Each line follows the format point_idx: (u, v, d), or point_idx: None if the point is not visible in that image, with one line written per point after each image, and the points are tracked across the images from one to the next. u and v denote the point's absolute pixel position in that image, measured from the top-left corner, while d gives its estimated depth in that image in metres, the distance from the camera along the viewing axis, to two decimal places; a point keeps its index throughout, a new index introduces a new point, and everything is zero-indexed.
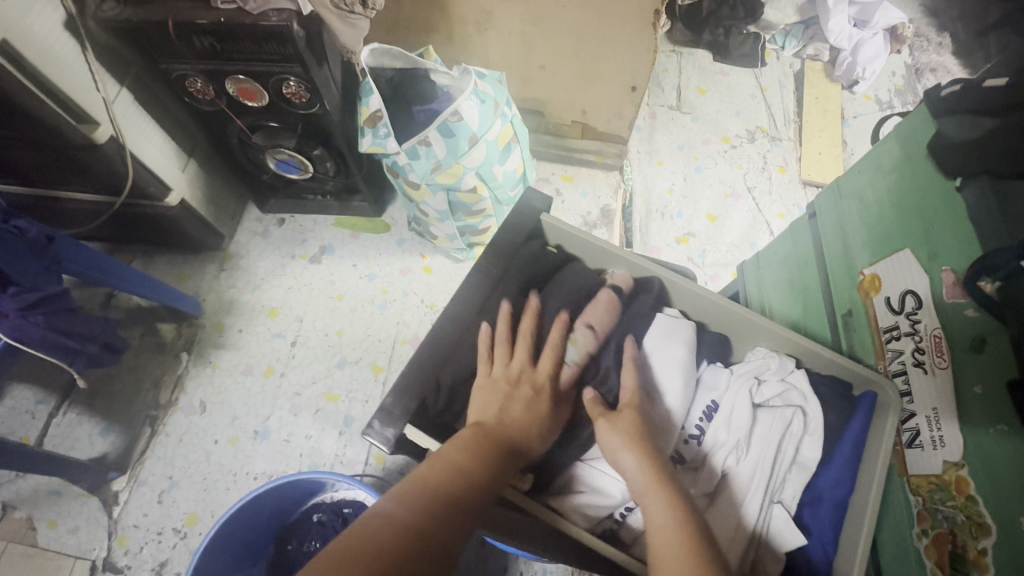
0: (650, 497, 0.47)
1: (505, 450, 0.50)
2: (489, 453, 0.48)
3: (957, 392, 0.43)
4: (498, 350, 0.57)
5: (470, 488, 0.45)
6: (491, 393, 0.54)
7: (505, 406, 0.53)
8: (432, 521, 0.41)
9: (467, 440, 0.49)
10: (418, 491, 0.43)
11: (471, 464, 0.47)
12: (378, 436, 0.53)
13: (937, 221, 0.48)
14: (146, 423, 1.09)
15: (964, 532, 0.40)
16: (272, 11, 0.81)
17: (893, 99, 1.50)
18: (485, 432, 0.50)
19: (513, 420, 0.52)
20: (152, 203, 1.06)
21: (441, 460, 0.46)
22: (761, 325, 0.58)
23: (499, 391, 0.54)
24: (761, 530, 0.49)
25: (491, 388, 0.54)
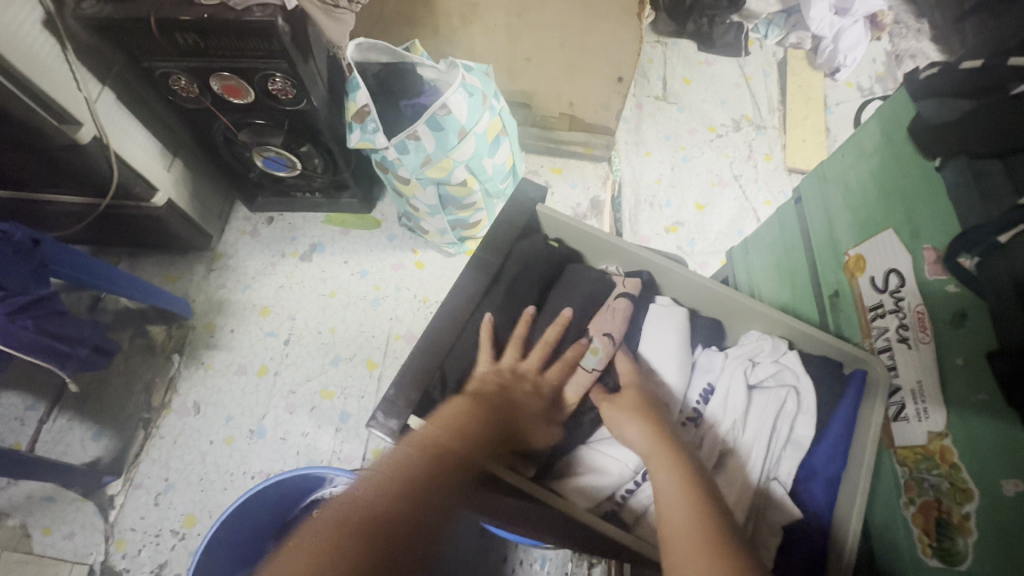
0: (659, 470, 0.49)
1: (484, 430, 0.52)
2: (465, 432, 0.51)
3: (940, 365, 0.44)
4: (513, 347, 0.60)
5: (445, 466, 0.47)
6: (489, 377, 0.57)
7: (489, 387, 0.56)
8: (405, 502, 0.44)
9: (444, 421, 0.51)
10: (392, 471, 0.46)
11: (446, 443, 0.49)
12: (382, 427, 0.54)
13: (919, 201, 0.49)
14: (139, 426, 1.08)
15: (949, 498, 0.41)
16: (256, 7, 0.81)
17: (874, 85, 1.53)
18: (461, 413, 0.53)
19: (497, 398, 0.55)
20: (137, 204, 1.05)
21: (417, 440, 0.49)
22: (751, 308, 0.59)
23: (496, 380, 0.57)
24: (760, 500, 0.51)
25: (492, 375, 0.58)
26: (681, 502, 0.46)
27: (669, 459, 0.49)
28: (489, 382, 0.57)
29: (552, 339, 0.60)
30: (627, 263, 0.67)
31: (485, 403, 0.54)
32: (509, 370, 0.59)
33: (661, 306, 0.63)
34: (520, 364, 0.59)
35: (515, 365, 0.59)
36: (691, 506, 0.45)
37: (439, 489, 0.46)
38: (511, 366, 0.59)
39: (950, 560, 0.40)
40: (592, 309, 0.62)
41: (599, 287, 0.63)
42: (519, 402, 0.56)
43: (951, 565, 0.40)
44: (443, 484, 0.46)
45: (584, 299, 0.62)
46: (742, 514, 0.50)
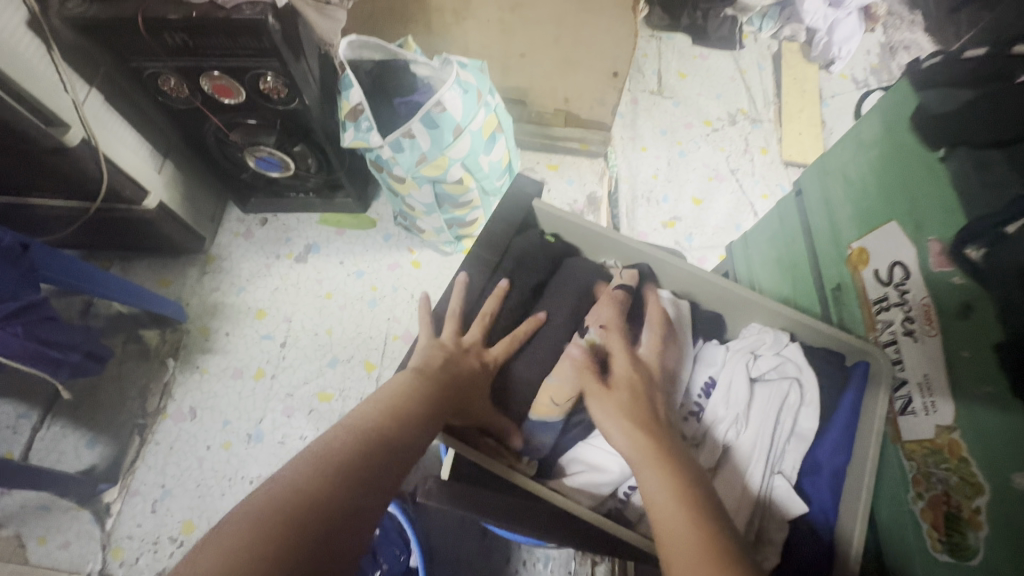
0: (645, 471, 0.46)
1: (424, 411, 0.49)
2: (408, 414, 0.48)
3: (946, 357, 0.44)
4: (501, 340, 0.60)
5: (386, 447, 0.44)
6: (434, 352, 0.56)
7: (434, 365, 0.54)
8: (342, 485, 0.39)
9: (383, 403, 0.48)
10: (324, 452, 0.41)
11: (385, 425, 0.45)
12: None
13: (922, 192, 0.49)
14: (135, 433, 1.07)
15: (958, 492, 0.41)
16: (245, 5, 0.79)
17: (868, 77, 1.52)
18: (403, 395, 0.49)
19: (442, 375, 0.53)
20: (128, 207, 1.03)
21: (352, 422, 0.45)
22: (754, 300, 0.58)
23: (439, 356, 0.55)
24: (763, 497, 0.50)
25: (436, 350, 0.56)
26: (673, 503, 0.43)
27: (657, 457, 0.46)
28: (434, 358, 0.55)
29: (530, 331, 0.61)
30: (626, 259, 0.66)
31: (429, 384, 0.51)
32: (451, 344, 0.58)
33: (667, 300, 0.61)
34: (463, 337, 0.59)
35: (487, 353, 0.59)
36: (683, 509, 0.42)
37: (379, 472, 0.42)
38: (453, 340, 0.58)
39: (960, 555, 0.40)
40: (586, 305, 0.62)
41: (599, 285, 0.63)
42: (461, 374, 0.54)
43: (961, 560, 0.40)
44: (382, 467, 0.42)
45: (578, 294, 0.62)
46: (742, 519, 0.49)
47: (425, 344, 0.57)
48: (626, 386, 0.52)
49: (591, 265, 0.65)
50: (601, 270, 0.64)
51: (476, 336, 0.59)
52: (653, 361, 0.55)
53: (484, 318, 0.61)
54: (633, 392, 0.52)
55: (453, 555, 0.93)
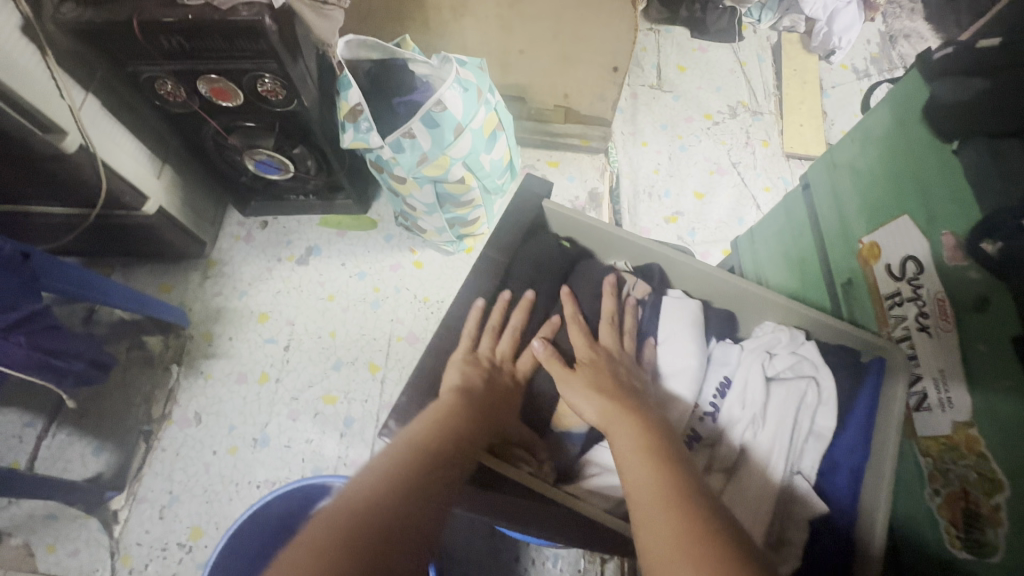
0: (617, 433, 0.48)
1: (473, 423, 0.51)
2: (458, 425, 0.49)
3: (963, 352, 0.43)
4: (508, 341, 0.60)
5: (441, 461, 0.45)
6: (471, 369, 0.56)
7: (474, 382, 0.55)
8: (411, 500, 0.41)
9: (434, 418, 0.49)
10: (393, 473, 0.42)
11: (440, 440, 0.47)
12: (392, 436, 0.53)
13: (934, 185, 0.48)
14: (140, 439, 1.07)
15: (976, 488, 0.40)
16: (242, 6, 0.78)
17: (869, 67, 1.51)
18: (452, 408, 0.51)
19: (482, 394, 0.54)
20: (127, 212, 1.03)
21: (409, 439, 0.47)
22: (764, 297, 0.58)
23: (468, 372, 0.56)
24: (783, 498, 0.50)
25: (470, 366, 0.57)
26: (641, 458, 0.44)
27: (627, 421, 0.48)
28: (473, 376, 0.56)
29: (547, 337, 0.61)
30: (637, 258, 0.66)
31: (472, 398, 0.53)
32: (487, 359, 0.59)
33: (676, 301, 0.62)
34: (494, 350, 0.60)
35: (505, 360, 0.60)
36: (649, 461, 0.44)
37: (437, 487, 0.43)
38: (488, 353, 0.59)
39: (981, 552, 0.39)
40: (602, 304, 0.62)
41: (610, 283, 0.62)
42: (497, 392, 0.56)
43: (982, 558, 0.39)
44: (444, 482, 0.44)
45: (594, 297, 0.63)
46: (760, 534, 0.48)
47: (460, 357, 0.58)
48: (589, 366, 0.55)
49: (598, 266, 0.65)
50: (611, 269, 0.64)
51: (506, 349, 0.60)
52: (609, 342, 0.59)
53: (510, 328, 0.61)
54: (595, 371, 0.55)
55: (462, 556, 0.93)
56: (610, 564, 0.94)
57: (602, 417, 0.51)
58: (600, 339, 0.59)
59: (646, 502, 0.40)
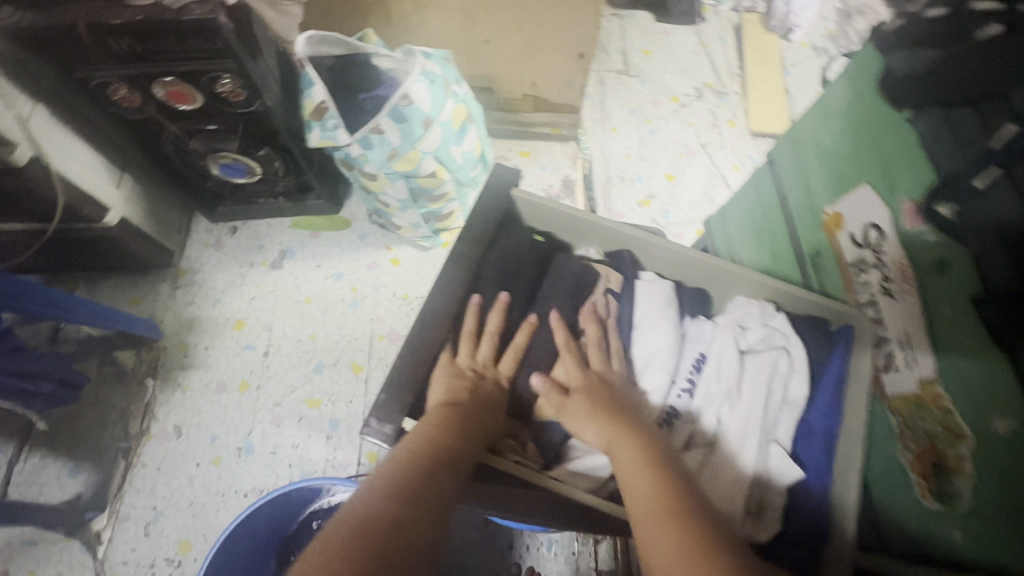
0: (621, 456, 0.48)
1: (473, 424, 0.51)
2: (453, 429, 0.49)
3: (924, 312, 0.45)
4: (486, 343, 0.59)
5: (445, 463, 0.46)
6: (455, 382, 0.55)
7: (460, 397, 0.53)
8: (415, 507, 0.40)
9: (438, 417, 0.50)
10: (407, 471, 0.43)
11: (436, 451, 0.46)
12: (377, 434, 0.50)
13: (892, 152, 0.50)
14: (119, 457, 1.04)
15: (942, 441, 0.42)
16: (194, 4, 0.75)
17: (827, 43, 1.55)
18: (447, 420, 0.50)
19: (469, 408, 0.52)
20: (88, 224, 0.99)
21: (416, 439, 0.47)
22: (738, 274, 0.59)
23: (451, 380, 0.55)
24: (761, 467, 0.51)
25: (456, 378, 0.55)
26: (645, 474, 0.45)
27: (630, 443, 0.48)
28: (458, 391, 0.54)
29: (524, 343, 0.60)
30: (607, 244, 0.67)
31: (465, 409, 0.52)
32: (469, 369, 0.57)
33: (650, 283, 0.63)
34: (475, 358, 0.58)
35: (488, 365, 0.59)
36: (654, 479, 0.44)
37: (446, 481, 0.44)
38: (469, 364, 0.57)
39: (949, 500, 0.41)
40: (580, 298, 0.62)
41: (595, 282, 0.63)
42: (487, 401, 0.55)
43: (950, 506, 0.41)
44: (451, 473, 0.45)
45: (572, 291, 0.62)
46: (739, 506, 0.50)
47: (441, 370, 0.56)
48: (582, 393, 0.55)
49: (577, 261, 0.64)
50: (583, 264, 0.64)
51: (488, 355, 0.59)
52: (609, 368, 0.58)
53: (487, 330, 0.60)
54: (590, 397, 0.54)
55: (457, 546, 0.94)
56: (603, 543, 0.96)
57: (604, 442, 0.50)
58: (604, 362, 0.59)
59: (652, 523, 0.40)
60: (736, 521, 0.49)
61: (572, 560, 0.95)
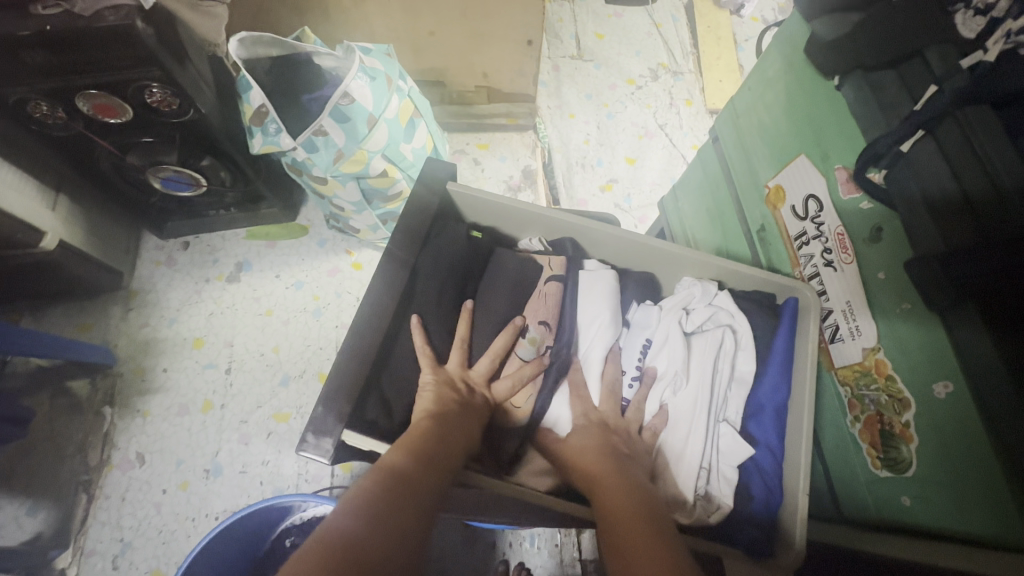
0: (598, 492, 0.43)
1: (471, 422, 0.49)
2: (455, 415, 0.49)
3: (863, 282, 0.45)
4: (455, 353, 0.56)
5: (453, 438, 0.46)
6: (444, 393, 0.51)
7: (448, 408, 0.49)
8: (423, 467, 0.40)
9: (443, 406, 0.49)
10: (419, 440, 0.43)
11: (418, 472, 0.40)
12: (316, 449, 0.47)
13: (826, 122, 0.50)
14: (80, 490, 1.00)
15: (889, 409, 0.42)
16: (107, 10, 0.71)
17: (778, 17, 1.55)
18: (385, 476, 0.38)
19: (457, 419, 0.48)
20: (23, 251, 0.94)
21: (426, 419, 0.47)
22: (682, 255, 0.58)
23: (437, 398, 0.50)
24: (711, 449, 0.51)
25: (446, 390, 0.51)
26: (616, 494, 0.42)
27: (604, 485, 0.44)
28: (446, 400, 0.50)
29: (504, 347, 0.56)
30: (550, 233, 0.65)
31: (410, 450, 0.42)
32: (461, 381, 0.53)
33: (594, 270, 0.61)
34: (469, 371, 0.55)
35: (464, 374, 0.54)
36: (631, 519, 0.39)
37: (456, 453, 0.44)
38: (461, 375, 0.54)
39: (898, 468, 0.42)
40: (524, 296, 0.59)
41: (539, 280, 0.60)
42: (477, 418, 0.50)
43: (900, 474, 0.41)
44: (459, 445, 0.46)
45: (512, 284, 0.59)
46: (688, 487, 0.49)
47: (428, 383, 0.52)
48: (581, 434, 0.50)
49: (517, 256, 0.61)
50: (523, 259, 0.61)
51: (460, 368, 0.55)
52: (608, 409, 0.53)
53: (458, 338, 0.57)
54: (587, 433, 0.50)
55: (437, 549, 0.93)
56: (585, 532, 0.96)
57: (586, 478, 0.45)
58: (596, 405, 0.54)
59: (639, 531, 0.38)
60: (684, 506, 0.49)
61: (556, 552, 0.94)
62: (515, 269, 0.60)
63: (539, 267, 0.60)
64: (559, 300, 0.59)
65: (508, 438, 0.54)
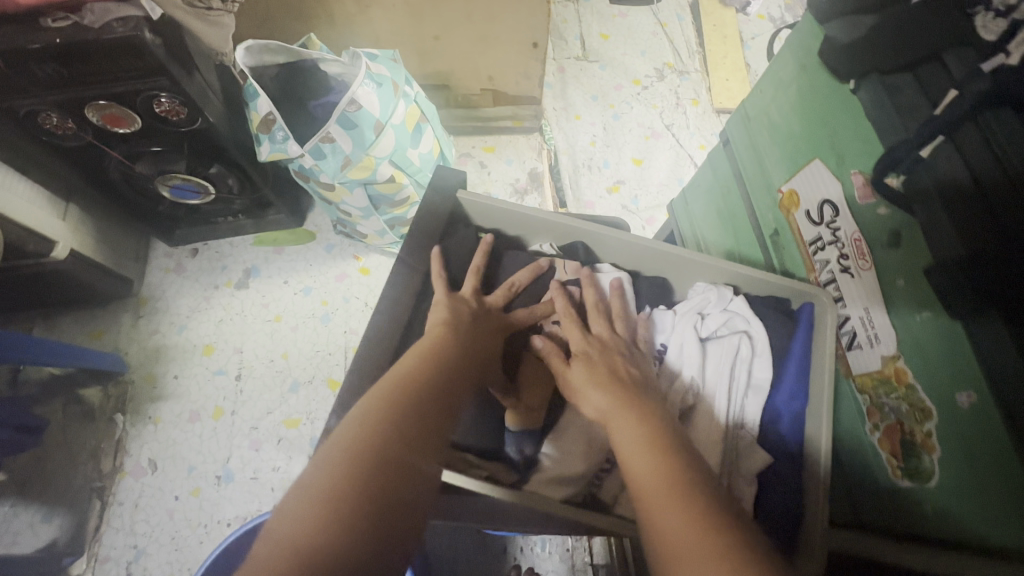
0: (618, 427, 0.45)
1: (490, 335, 0.54)
2: (475, 324, 0.54)
3: (882, 288, 0.45)
4: (470, 278, 0.59)
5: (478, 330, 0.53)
6: (456, 307, 0.55)
7: (461, 318, 0.53)
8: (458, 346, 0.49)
9: (453, 318, 0.53)
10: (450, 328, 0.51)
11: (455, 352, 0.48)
12: None
13: (841, 125, 0.49)
14: (93, 497, 1.00)
15: (909, 418, 0.42)
16: (116, 21, 0.71)
17: (784, 14, 1.53)
18: (422, 359, 0.46)
19: (468, 328, 0.52)
20: (35, 261, 0.95)
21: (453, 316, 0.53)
22: (696, 261, 0.58)
23: (448, 308, 0.54)
24: (731, 463, 0.50)
25: (458, 305, 0.55)
26: (637, 429, 0.44)
27: (632, 418, 0.45)
28: (460, 313, 0.54)
29: (526, 281, 0.60)
30: (561, 238, 0.65)
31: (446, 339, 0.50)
32: (473, 301, 0.57)
33: (609, 279, 0.60)
34: (483, 297, 0.58)
35: (479, 298, 0.58)
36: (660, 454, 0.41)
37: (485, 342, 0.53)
38: (473, 296, 0.57)
39: (920, 478, 0.41)
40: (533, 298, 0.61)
41: (547, 282, 0.62)
42: (496, 336, 0.54)
43: (921, 483, 0.41)
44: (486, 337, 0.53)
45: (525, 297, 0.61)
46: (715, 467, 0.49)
47: (443, 300, 0.56)
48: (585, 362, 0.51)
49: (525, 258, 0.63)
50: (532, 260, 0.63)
51: (472, 289, 0.58)
52: (605, 334, 0.55)
53: (473, 266, 0.60)
54: (591, 364, 0.51)
55: (449, 555, 0.92)
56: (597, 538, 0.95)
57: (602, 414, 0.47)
58: (590, 329, 0.56)
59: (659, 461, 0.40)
60: None
61: (568, 557, 0.94)
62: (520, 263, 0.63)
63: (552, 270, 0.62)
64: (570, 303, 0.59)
65: (527, 440, 0.55)
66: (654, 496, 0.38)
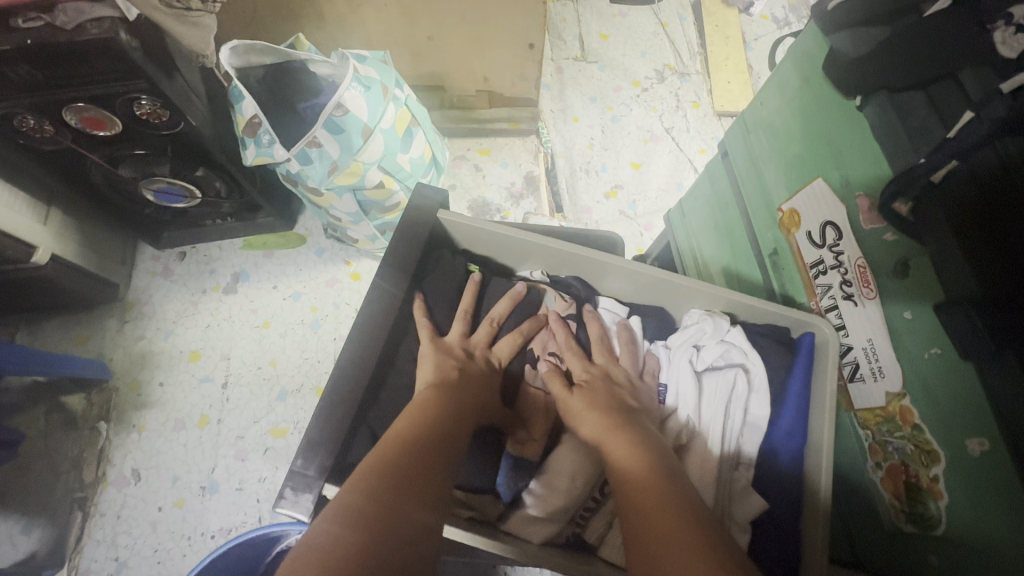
0: (611, 444, 0.45)
1: (478, 376, 0.54)
2: (460, 367, 0.53)
3: (890, 323, 0.42)
4: (457, 323, 0.59)
5: (471, 373, 0.53)
6: (444, 362, 0.53)
7: (449, 377, 0.52)
8: (460, 388, 0.51)
9: (438, 364, 0.53)
10: (447, 371, 0.52)
11: (458, 392, 0.50)
12: (293, 506, 0.46)
13: (846, 143, 0.47)
14: (74, 508, 0.98)
15: (916, 461, 0.39)
16: (90, 22, 0.67)
17: (788, 15, 1.50)
18: (427, 397, 0.48)
19: (461, 377, 0.52)
20: (14, 267, 0.92)
21: (443, 360, 0.54)
22: (690, 287, 0.55)
23: (436, 361, 0.53)
24: (723, 507, 0.47)
25: (446, 356, 0.54)
26: (626, 446, 0.44)
27: (621, 436, 0.45)
28: (448, 365, 0.53)
29: (503, 315, 0.60)
30: (552, 266, 0.62)
31: (439, 382, 0.51)
32: (459, 348, 0.56)
33: (611, 320, 0.59)
34: (468, 339, 0.58)
35: (465, 341, 0.57)
36: (650, 469, 0.41)
37: (482, 385, 0.53)
38: (460, 341, 0.57)
39: (925, 524, 0.39)
40: (530, 332, 0.59)
41: (540, 311, 0.62)
42: (481, 379, 0.54)
43: (926, 529, 0.39)
44: (480, 378, 0.53)
45: (513, 327, 0.60)
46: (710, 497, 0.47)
47: (433, 347, 0.55)
48: (586, 387, 0.51)
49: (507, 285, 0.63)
50: (522, 287, 0.61)
51: (460, 330, 0.58)
52: (609, 364, 0.55)
53: (462, 306, 0.60)
54: (592, 393, 0.51)
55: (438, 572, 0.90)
56: None
57: (596, 435, 0.47)
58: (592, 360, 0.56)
59: (646, 477, 0.40)
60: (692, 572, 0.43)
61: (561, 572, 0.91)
62: (512, 292, 0.60)
63: (550, 297, 0.61)
64: (569, 336, 0.58)
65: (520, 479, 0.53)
66: (641, 512, 0.38)
